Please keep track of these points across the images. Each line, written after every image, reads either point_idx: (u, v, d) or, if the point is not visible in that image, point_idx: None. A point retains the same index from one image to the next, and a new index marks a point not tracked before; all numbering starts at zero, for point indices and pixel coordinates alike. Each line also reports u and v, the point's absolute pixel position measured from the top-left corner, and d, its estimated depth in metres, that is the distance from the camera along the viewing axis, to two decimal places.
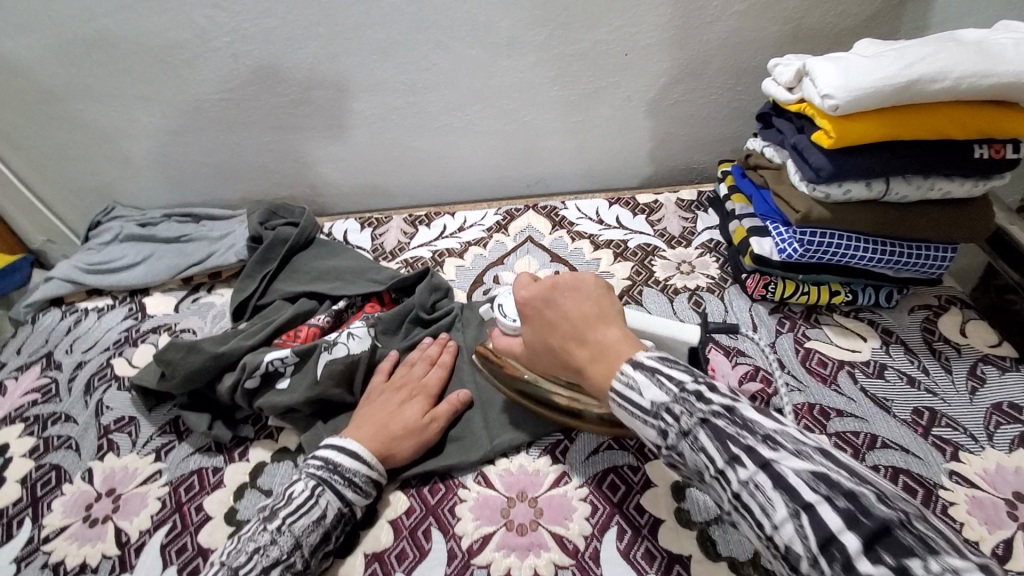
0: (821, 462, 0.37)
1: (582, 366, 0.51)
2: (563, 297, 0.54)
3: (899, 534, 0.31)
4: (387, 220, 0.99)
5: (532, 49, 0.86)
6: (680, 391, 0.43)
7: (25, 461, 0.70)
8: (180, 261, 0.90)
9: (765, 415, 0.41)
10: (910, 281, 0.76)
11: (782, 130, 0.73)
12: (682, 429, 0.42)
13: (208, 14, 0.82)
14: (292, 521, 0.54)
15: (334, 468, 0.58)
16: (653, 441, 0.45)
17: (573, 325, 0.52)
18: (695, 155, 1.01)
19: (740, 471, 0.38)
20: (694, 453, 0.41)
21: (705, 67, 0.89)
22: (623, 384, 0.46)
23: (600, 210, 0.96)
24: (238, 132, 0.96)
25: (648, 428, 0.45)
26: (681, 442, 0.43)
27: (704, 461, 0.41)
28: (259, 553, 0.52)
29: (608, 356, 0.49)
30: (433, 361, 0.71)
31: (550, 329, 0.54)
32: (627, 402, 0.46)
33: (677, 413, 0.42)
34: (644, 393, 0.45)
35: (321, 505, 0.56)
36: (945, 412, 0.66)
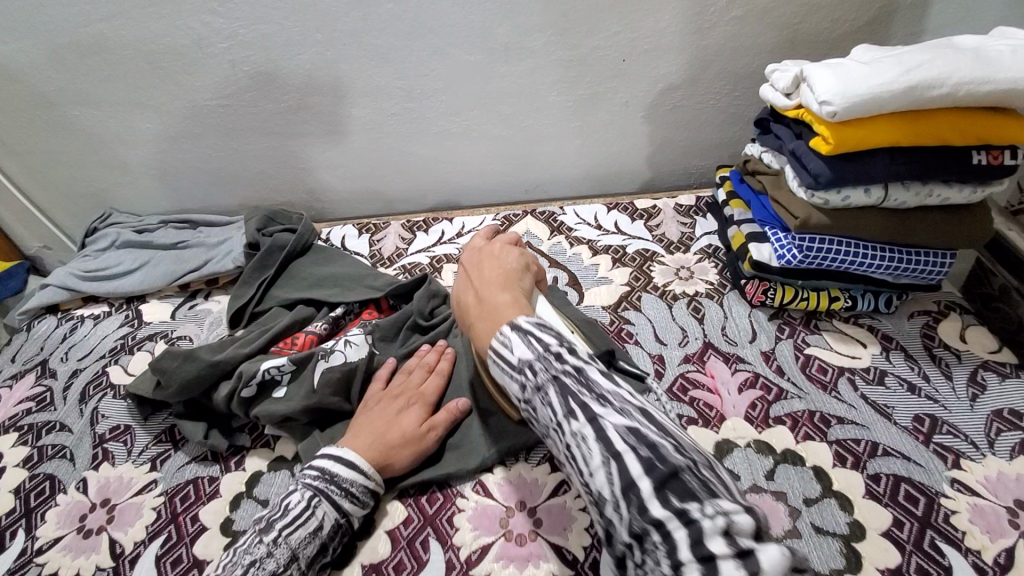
0: (640, 419, 0.39)
1: (473, 323, 0.51)
2: (481, 267, 0.58)
3: (686, 479, 0.35)
4: (385, 226, 0.99)
5: (530, 54, 0.86)
6: (544, 348, 0.43)
7: (19, 470, 0.70)
8: (176, 267, 0.89)
9: (609, 374, 0.43)
10: (909, 286, 0.76)
11: (780, 136, 0.73)
12: (535, 385, 0.43)
13: (204, 20, 0.82)
14: (289, 533, 0.54)
15: (330, 478, 0.58)
16: (514, 396, 0.46)
17: (480, 288, 0.54)
18: (694, 160, 1.00)
19: (573, 423, 0.40)
20: (542, 406, 0.43)
21: (703, 72, 0.89)
22: (499, 343, 0.46)
23: (599, 215, 0.96)
24: (235, 138, 0.96)
25: (510, 383, 0.45)
26: (534, 397, 0.44)
27: (549, 414, 0.42)
28: (255, 565, 0.51)
29: (494, 313, 0.49)
30: (431, 368, 0.70)
31: (461, 292, 0.56)
32: (499, 360, 0.46)
33: (535, 368, 0.43)
34: (515, 350, 0.44)
35: (317, 516, 0.55)
36: (946, 419, 0.66)
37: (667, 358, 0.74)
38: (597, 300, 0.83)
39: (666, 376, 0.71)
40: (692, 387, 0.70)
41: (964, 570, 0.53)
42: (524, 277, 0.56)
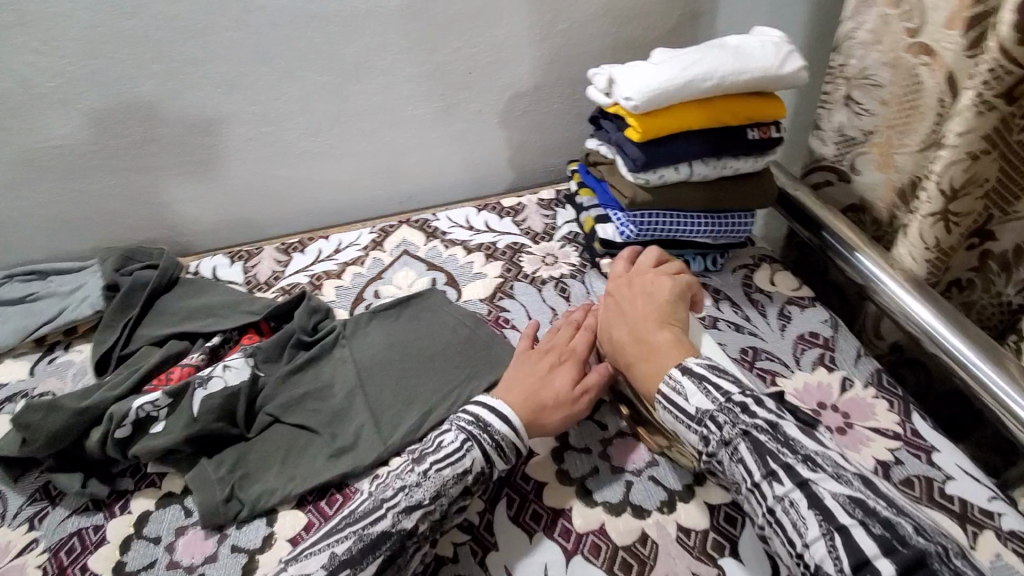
0: (860, 490, 0.48)
1: (632, 355, 0.64)
2: (634, 299, 0.69)
3: (932, 565, 0.43)
4: (259, 251, 0.98)
5: (380, 72, 0.91)
6: (723, 400, 0.55)
7: None
8: (29, 322, 0.83)
9: (805, 437, 0.53)
10: (728, 246, 0.90)
11: (608, 130, 0.84)
12: (721, 444, 0.54)
13: (27, 59, 0.79)
14: (440, 468, 0.56)
15: (484, 426, 0.60)
16: (695, 446, 0.56)
17: (638, 319, 0.67)
18: (550, 158, 1.11)
19: (778, 486, 0.49)
20: (733, 462, 0.52)
21: (544, 77, 1.00)
22: (672, 389, 0.58)
23: (470, 216, 1.03)
24: (79, 179, 0.91)
25: (690, 433, 0.56)
26: (720, 450, 0.54)
27: (742, 471, 0.52)
28: (405, 491, 0.55)
29: (659, 354, 0.62)
30: (579, 326, 0.75)
31: (616, 327, 0.68)
32: (672, 404, 0.57)
33: (721, 423, 0.54)
34: (691, 400, 0.56)
35: (469, 459, 0.58)
36: (763, 348, 0.80)
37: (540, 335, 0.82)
38: (475, 294, 0.89)
39: None
40: None
41: None
42: (680, 308, 0.68)
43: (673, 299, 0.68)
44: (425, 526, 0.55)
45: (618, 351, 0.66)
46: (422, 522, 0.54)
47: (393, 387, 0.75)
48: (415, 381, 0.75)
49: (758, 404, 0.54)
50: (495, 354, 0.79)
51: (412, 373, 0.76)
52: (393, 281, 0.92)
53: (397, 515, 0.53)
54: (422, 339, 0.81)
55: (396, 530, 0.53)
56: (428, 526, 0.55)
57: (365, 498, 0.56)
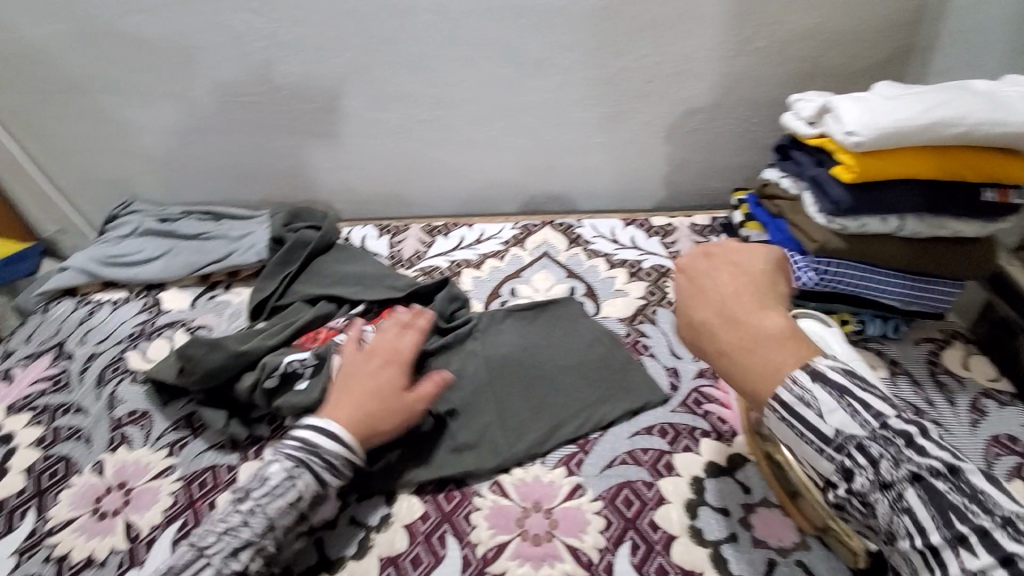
0: None
1: (727, 346, 0.51)
2: (721, 277, 0.55)
3: None
4: (406, 229, 1.00)
5: (557, 70, 0.89)
6: (875, 428, 0.45)
7: (33, 450, 0.71)
8: (197, 258, 0.90)
9: (990, 485, 0.43)
10: (917, 315, 0.78)
11: (800, 162, 0.76)
12: (873, 485, 0.45)
13: (245, 19, 0.84)
14: (263, 504, 0.55)
15: (313, 449, 0.57)
16: (829, 472, 0.47)
17: (734, 301, 0.53)
18: (710, 181, 1.03)
19: (968, 550, 0.40)
20: (896, 511, 0.43)
21: (727, 96, 0.92)
22: (800, 398, 0.47)
23: (616, 229, 0.98)
24: (263, 135, 0.98)
25: (822, 462, 0.47)
26: (884, 494, 0.44)
27: (906, 524, 0.43)
28: (227, 536, 0.53)
29: (763, 345, 0.50)
30: (405, 326, 0.70)
31: (704, 310, 0.53)
32: (800, 419, 0.47)
33: (875, 457, 0.45)
34: (827, 419, 0.46)
35: (298, 488, 0.56)
36: (948, 442, 0.68)
37: (682, 371, 0.75)
38: (613, 312, 0.84)
39: (681, 389, 0.73)
40: (706, 401, 0.71)
41: None
42: (778, 281, 0.56)
43: (772, 275, 0.56)
44: (258, 563, 0.54)
45: (702, 334, 0.53)
46: (253, 562, 0.53)
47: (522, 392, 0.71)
48: (546, 391, 0.72)
49: (928, 437, 0.44)
50: (633, 381, 0.73)
51: (544, 382, 0.73)
52: (530, 283, 0.90)
53: (228, 559, 0.52)
54: (556, 349, 0.77)
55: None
56: (261, 562, 0.54)
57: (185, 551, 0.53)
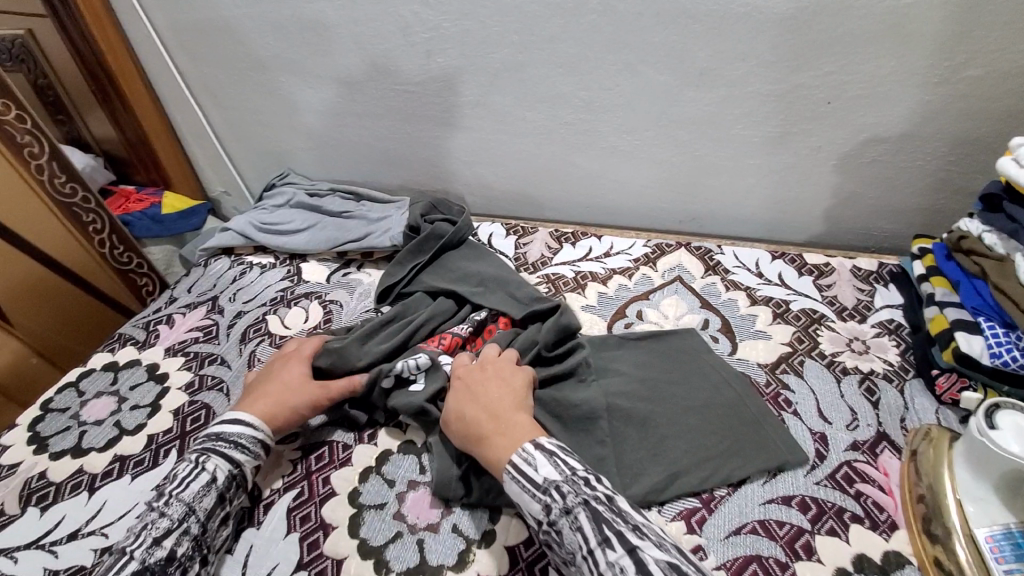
0: (677, 557, 0.46)
1: (487, 433, 0.59)
2: (488, 380, 0.64)
3: None
4: (533, 231, 0.98)
5: (725, 83, 0.81)
6: (570, 472, 0.53)
7: (181, 393, 0.78)
8: (337, 235, 0.95)
9: (634, 511, 0.51)
10: None
11: (1020, 219, 0.64)
12: (561, 513, 0.50)
13: (415, 10, 0.85)
14: (178, 492, 0.58)
15: (217, 437, 0.63)
16: (535, 515, 0.52)
17: (477, 400, 0.62)
18: (881, 221, 0.90)
19: (610, 552, 0.46)
20: (572, 530, 0.49)
21: (927, 126, 0.79)
22: (523, 459, 0.54)
23: (761, 262, 0.89)
24: (411, 123, 1.00)
25: (533, 503, 0.52)
26: (561, 520, 0.50)
27: (578, 540, 0.48)
28: (148, 528, 0.55)
29: (513, 432, 0.58)
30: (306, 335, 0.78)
31: (460, 403, 0.63)
32: (520, 474, 0.54)
33: (563, 492, 0.51)
34: (540, 469, 0.53)
35: (207, 471, 0.60)
36: None
37: (831, 439, 0.65)
38: (752, 354, 0.76)
39: (829, 460, 0.63)
40: (860, 480, 0.62)
41: None
42: (526, 384, 0.65)
43: (500, 380, 0.64)
44: (186, 546, 0.55)
45: (461, 425, 0.61)
46: (175, 547, 0.55)
47: (637, 429, 0.66)
48: (664, 433, 0.65)
49: (599, 481, 0.53)
50: (768, 437, 0.65)
51: (661, 420, 0.66)
52: (659, 307, 0.84)
53: (147, 548, 0.54)
54: (683, 385, 0.71)
55: (151, 563, 0.53)
56: (189, 546, 0.56)
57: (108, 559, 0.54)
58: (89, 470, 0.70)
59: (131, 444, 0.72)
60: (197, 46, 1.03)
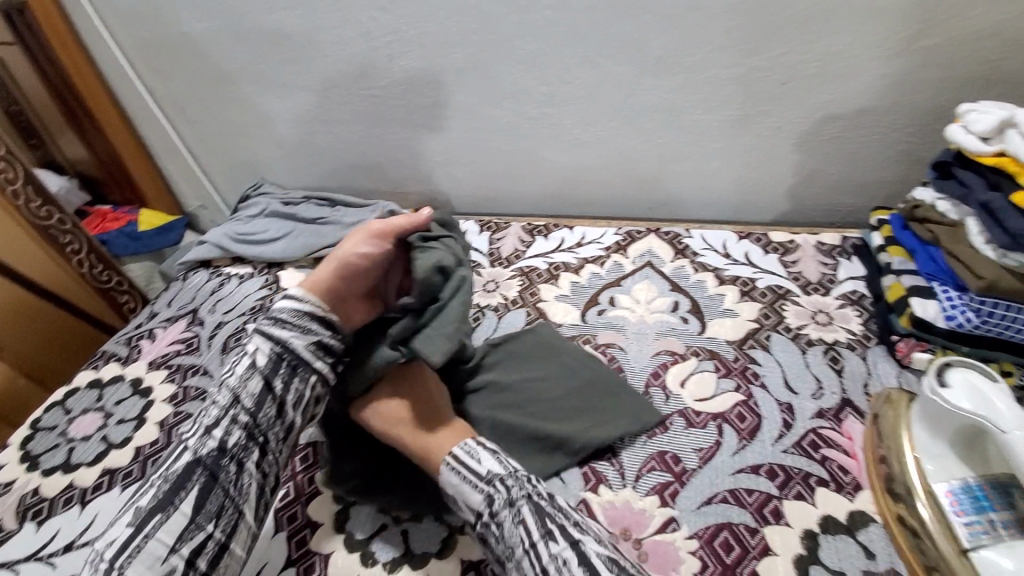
0: (615, 552, 0.52)
1: (420, 430, 0.63)
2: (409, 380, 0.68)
3: None
4: (506, 226, 1.00)
5: (681, 70, 0.83)
6: (511, 469, 0.58)
7: (166, 405, 0.79)
8: (314, 241, 0.97)
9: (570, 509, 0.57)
10: None
11: (967, 184, 0.66)
12: (504, 506, 0.55)
13: (374, 16, 0.87)
14: (226, 383, 0.61)
15: (266, 320, 0.66)
16: (475, 506, 0.56)
17: (406, 399, 0.66)
18: (843, 196, 0.93)
19: (553, 546, 0.51)
20: (513, 524, 0.53)
21: (877, 101, 0.81)
22: (465, 453, 0.59)
23: (728, 242, 0.91)
24: (380, 127, 1.02)
25: (473, 494, 0.57)
26: (502, 512, 0.55)
27: (520, 534, 0.53)
28: (199, 422, 0.59)
29: (446, 428, 0.63)
30: None
31: (398, 400, 0.65)
32: (463, 467, 0.58)
33: (508, 485, 0.56)
34: (483, 462, 0.58)
35: (252, 355, 0.63)
36: None
37: (797, 409, 0.68)
38: (720, 332, 0.78)
39: (795, 429, 0.66)
40: (825, 446, 0.64)
41: None
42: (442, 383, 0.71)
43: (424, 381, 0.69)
44: (236, 434, 0.58)
45: (394, 419, 0.64)
46: (225, 433, 0.58)
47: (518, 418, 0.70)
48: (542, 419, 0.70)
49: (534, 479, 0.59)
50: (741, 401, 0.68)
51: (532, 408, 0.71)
52: (630, 293, 0.86)
53: (202, 438, 0.57)
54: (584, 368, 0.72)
55: (204, 455, 0.56)
56: (240, 434, 0.59)
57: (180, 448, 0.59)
58: (80, 484, 0.72)
59: (119, 457, 0.74)
60: (163, 62, 1.04)
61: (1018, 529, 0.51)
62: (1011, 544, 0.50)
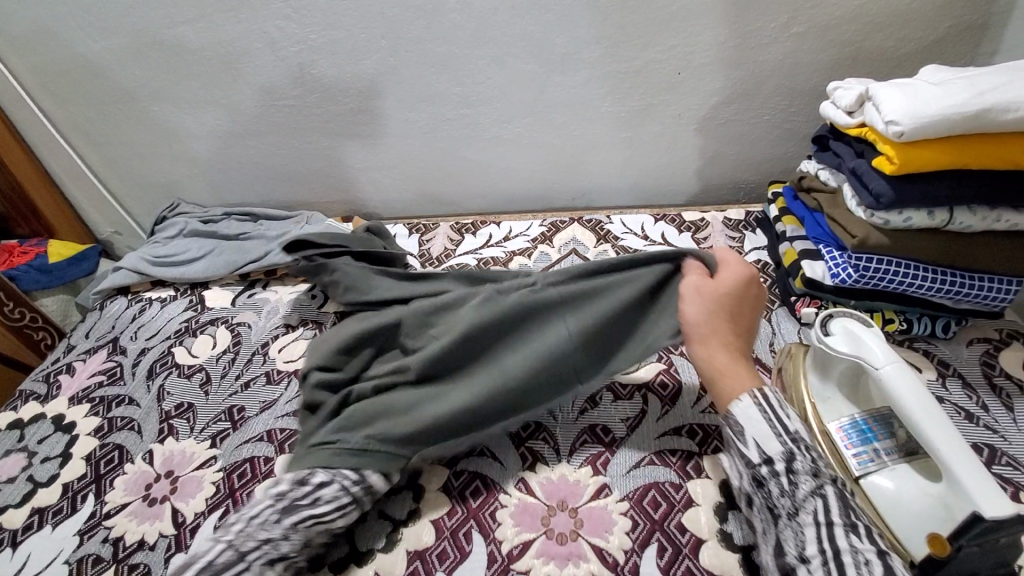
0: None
1: (729, 352, 0.60)
2: (751, 297, 0.63)
3: None
4: (435, 227, 1.03)
5: (586, 65, 0.87)
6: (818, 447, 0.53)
7: (90, 438, 0.75)
8: (237, 258, 0.95)
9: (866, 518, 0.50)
10: (970, 312, 0.73)
11: (840, 154, 0.73)
12: (807, 472, 0.50)
13: (279, 25, 0.87)
14: (309, 524, 0.55)
15: (365, 483, 0.58)
16: (765, 452, 0.52)
17: (731, 313, 0.61)
18: (744, 175, 1.00)
19: (856, 536, 0.46)
20: (811, 489, 0.49)
21: (762, 85, 0.89)
22: (778, 403, 0.55)
23: (646, 225, 0.97)
24: (297, 137, 1.01)
25: (774, 443, 0.52)
26: (801, 476, 0.50)
27: (817, 506, 0.48)
28: (267, 546, 0.53)
29: (748, 368, 0.59)
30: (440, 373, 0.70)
31: (721, 291, 0.62)
32: (774, 413, 0.54)
33: (813, 456, 0.51)
34: (790, 421, 0.53)
35: (340, 518, 0.57)
36: (1006, 450, 0.62)
37: None
38: None
39: None
40: None
41: None
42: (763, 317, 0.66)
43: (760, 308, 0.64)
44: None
45: (717, 331, 0.60)
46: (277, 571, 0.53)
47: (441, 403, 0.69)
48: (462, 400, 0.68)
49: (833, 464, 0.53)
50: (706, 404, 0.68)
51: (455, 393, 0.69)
52: None
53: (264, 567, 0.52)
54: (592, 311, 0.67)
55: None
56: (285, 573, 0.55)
57: (221, 550, 0.52)
58: (6, 528, 0.67)
59: (46, 496, 0.70)
60: (58, 84, 0.99)
61: (899, 453, 0.56)
62: (893, 466, 0.56)
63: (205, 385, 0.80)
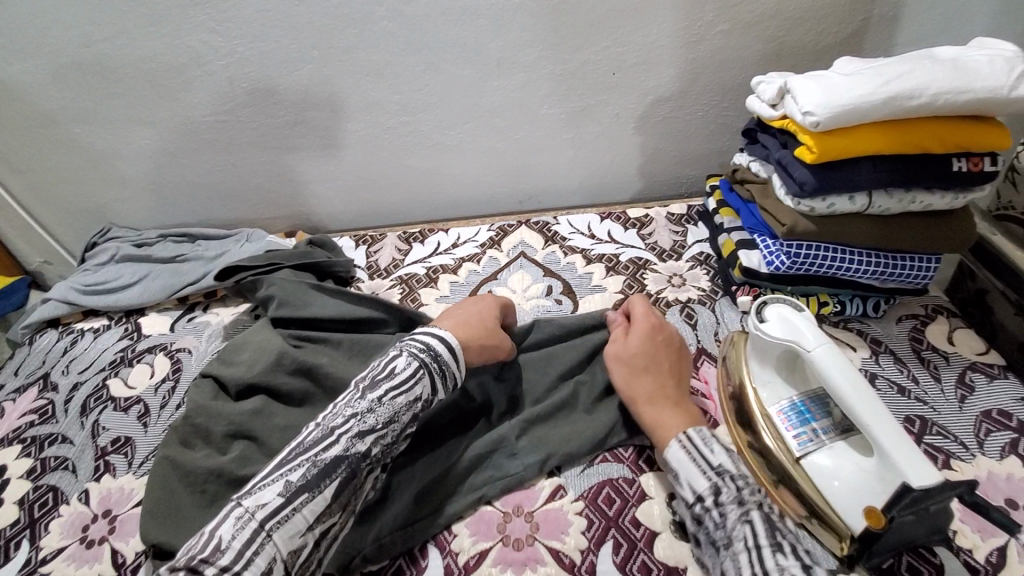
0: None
1: (658, 394, 0.62)
2: (663, 341, 0.67)
3: None
4: (382, 238, 1.01)
5: (523, 68, 0.88)
6: (745, 475, 0.53)
7: (23, 481, 0.71)
8: (175, 281, 0.92)
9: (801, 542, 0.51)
10: (896, 290, 0.77)
11: (767, 146, 0.75)
12: (733, 501, 0.51)
13: (203, 39, 0.84)
14: None
15: None
16: (695, 488, 0.53)
17: (648, 359, 0.65)
18: (685, 170, 1.03)
19: (781, 558, 0.47)
20: (739, 520, 0.50)
21: (694, 82, 0.91)
22: (700, 439, 0.56)
23: (592, 224, 0.98)
24: (232, 153, 0.98)
25: (699, 479, 0.53)
26: (727, 506, 0.51)
27: (746, 532, 0.49)
28: (356, 418, 0.53)
29: (680, 408, 0.61)
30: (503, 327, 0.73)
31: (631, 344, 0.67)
32: (697, 449, 0.55)
33: (739, 485, 0.52)
34: (714, 453, 0.55)
35: None
36: (935, 420, 0.65)
37: None
38: (591, 308, 0.84)
39: None
40: None
41: (953, 566, 0.55)
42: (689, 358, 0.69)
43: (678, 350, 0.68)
44: None
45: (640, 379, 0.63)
46: (424, 356, 0.59)
47: None
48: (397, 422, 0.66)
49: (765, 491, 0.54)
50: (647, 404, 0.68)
51: None
52: (507, 284, 0.89)
53: (410, 355, 0.58)
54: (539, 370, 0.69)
55: None
56: None
57: None
58: None
59: None
60: None
61: (836, 431, 0.58)
62: (831, 445, 0.57)
63: (143, 417, 0.76)
